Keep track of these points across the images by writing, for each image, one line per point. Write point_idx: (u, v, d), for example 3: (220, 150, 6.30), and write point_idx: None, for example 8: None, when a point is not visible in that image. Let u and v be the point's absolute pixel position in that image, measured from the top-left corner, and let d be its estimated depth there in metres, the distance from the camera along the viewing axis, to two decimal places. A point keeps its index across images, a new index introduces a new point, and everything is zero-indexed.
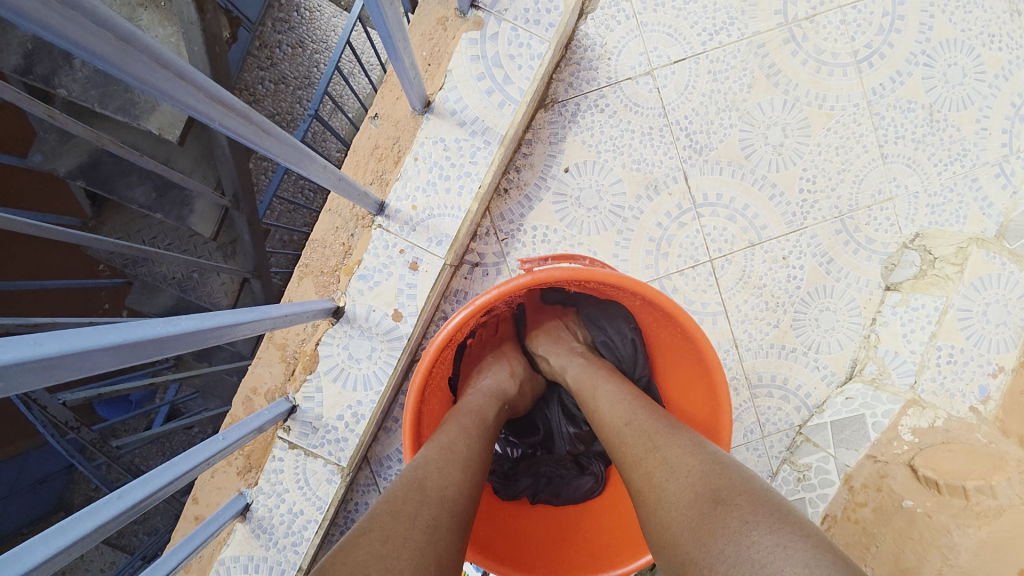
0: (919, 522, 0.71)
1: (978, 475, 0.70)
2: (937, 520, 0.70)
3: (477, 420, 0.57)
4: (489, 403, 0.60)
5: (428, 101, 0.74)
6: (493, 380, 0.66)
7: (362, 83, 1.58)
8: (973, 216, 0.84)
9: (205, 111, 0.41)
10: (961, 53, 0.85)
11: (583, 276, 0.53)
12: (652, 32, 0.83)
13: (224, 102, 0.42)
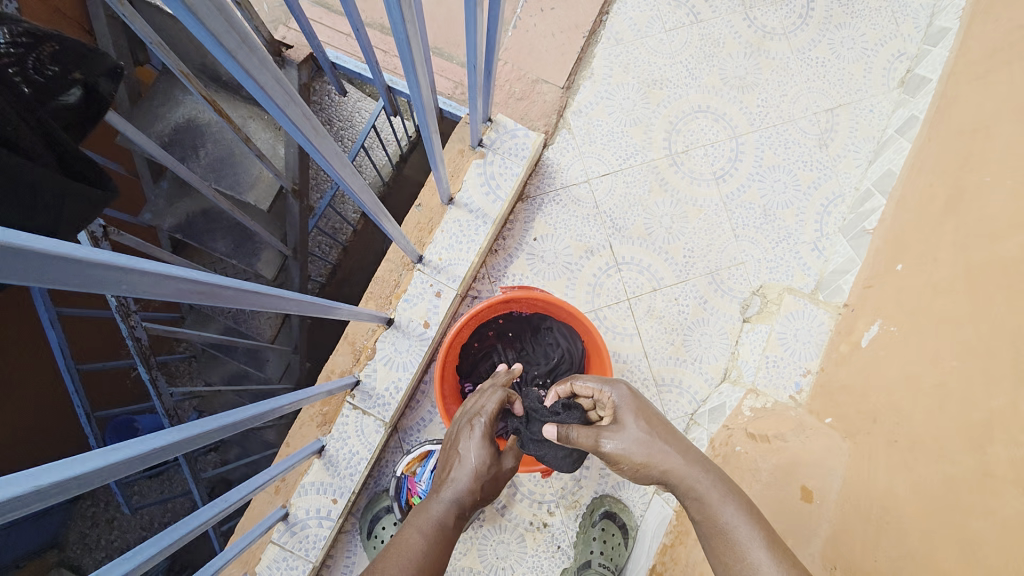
0: (738, 456, 1.12)
1: (776, 429, 1.11)
2: (750, 454, 1.10)
3: (432, 529, 0.77)
4: (444, 512, 0.80)
5: (453, 195, 1.22)
6: (457, 481, 0.84)
7: (379, 155, 2.07)
8: (797, 275, 1.33)
9: (299, 123, 0.56)
10: (784, 174, 1.36)
11: (527, 294, 1.08)
12: (588, 157, 1.35)
13: (312, 122, 0.57)
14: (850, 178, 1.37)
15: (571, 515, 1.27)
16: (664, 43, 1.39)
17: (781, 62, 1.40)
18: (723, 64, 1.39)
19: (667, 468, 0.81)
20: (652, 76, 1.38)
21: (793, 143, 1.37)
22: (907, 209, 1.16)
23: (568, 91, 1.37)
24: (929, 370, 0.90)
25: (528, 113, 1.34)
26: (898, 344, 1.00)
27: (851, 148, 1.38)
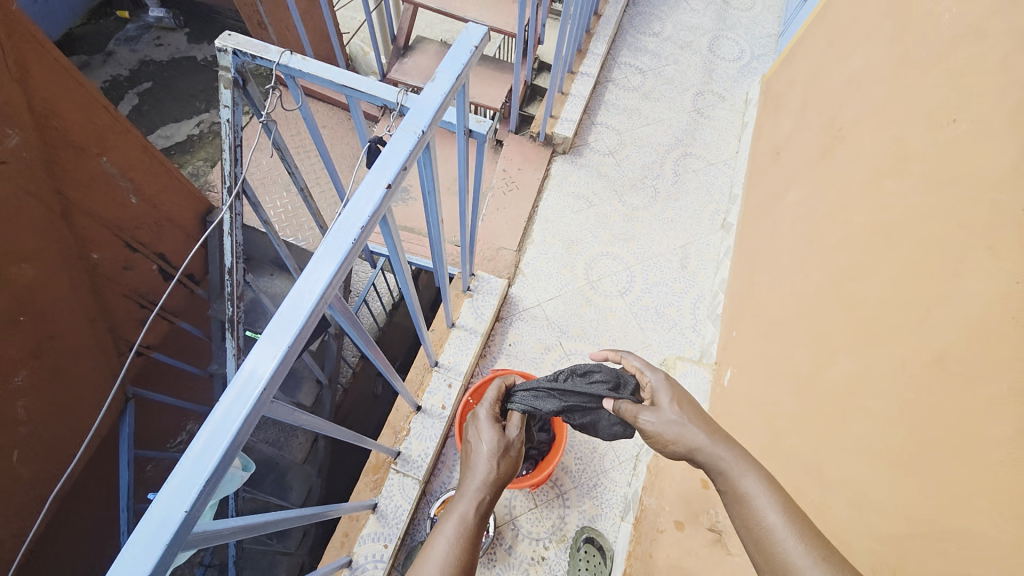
0: (658, 467, 1.63)
1: None
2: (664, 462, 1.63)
3: (465, 512, 1.02)
4: (471, 501, 1.04)
5: (454, 320, 1.88)
6: (478, 471, 1.11)
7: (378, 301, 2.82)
8: (686, 348, 2.01)
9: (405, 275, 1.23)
10: (663, 287, 2.14)
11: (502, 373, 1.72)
12: (538, 290, 2.10)
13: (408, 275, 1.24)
14: (706, 284, 2.15)
15: (561, 548, 1.65)
16: (574, 219, 2.27)
17: (646, 222, 2.28)
18: (611, 227, 2.26)
19: (692, 444, 1.02)
20: (571, 239, 2.22)
21: (665, 268, 2.18)
22: (737, 299, 1.90)
23: (519, 253, 2.18)
24: (757, 387, 1.51)
25: (496, 268, 2.12)
26: (744, 378, 1.62)
27: (702, 266, 2.19)
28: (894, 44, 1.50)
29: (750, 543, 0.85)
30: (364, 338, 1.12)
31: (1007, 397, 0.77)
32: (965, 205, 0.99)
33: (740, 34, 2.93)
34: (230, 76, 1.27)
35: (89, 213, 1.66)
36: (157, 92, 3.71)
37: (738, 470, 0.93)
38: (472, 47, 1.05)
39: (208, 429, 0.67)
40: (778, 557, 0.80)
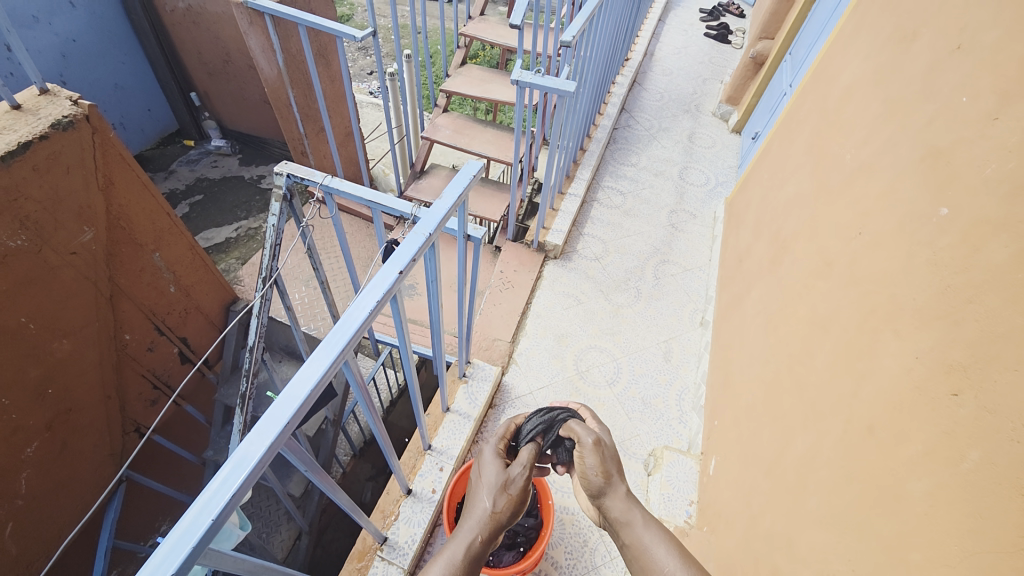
0: None
1: None
2: None
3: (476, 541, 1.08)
4: (483, 534, 1.09)
5: (449, 405, 1.98)
6: (493, 509, 1.13)
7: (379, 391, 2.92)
8: (674, 439, 2.07)
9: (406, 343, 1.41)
10: (649, 378, 2.26)
11: None
12: (530, 379, 2.23)
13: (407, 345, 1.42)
14: (689, 376, 2.28)
15: None
16: (564, 315, 2.49)
17: (631, 319, 2.49)
18: (599, 322, 2.46)
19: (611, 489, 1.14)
20: (561, 332, 2.41)
21: (650, 360, 2.33)
22: (717, 389, 2.02)
23: (513, 344, 2.35)
24: (737, 472, 1.56)
25: (491, 357, 2.28)
26: (726, 465, 1.67)
27: (684, 359, 2.34)
28: (816, 176, 1.85)
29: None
30: (365, 403, 1.25)
31: (924, 456, 0.88)
32: (874, 298, 1.20)
33: (705, 165, 3.46)
34: (281, 193, 1.58)
35: (130, 297, 1.87)
36: (204, 203, 4.23)
37: (639, 525, 1.08)
38: (473, 173, 1.35)
39: (202, 500, 0.71)
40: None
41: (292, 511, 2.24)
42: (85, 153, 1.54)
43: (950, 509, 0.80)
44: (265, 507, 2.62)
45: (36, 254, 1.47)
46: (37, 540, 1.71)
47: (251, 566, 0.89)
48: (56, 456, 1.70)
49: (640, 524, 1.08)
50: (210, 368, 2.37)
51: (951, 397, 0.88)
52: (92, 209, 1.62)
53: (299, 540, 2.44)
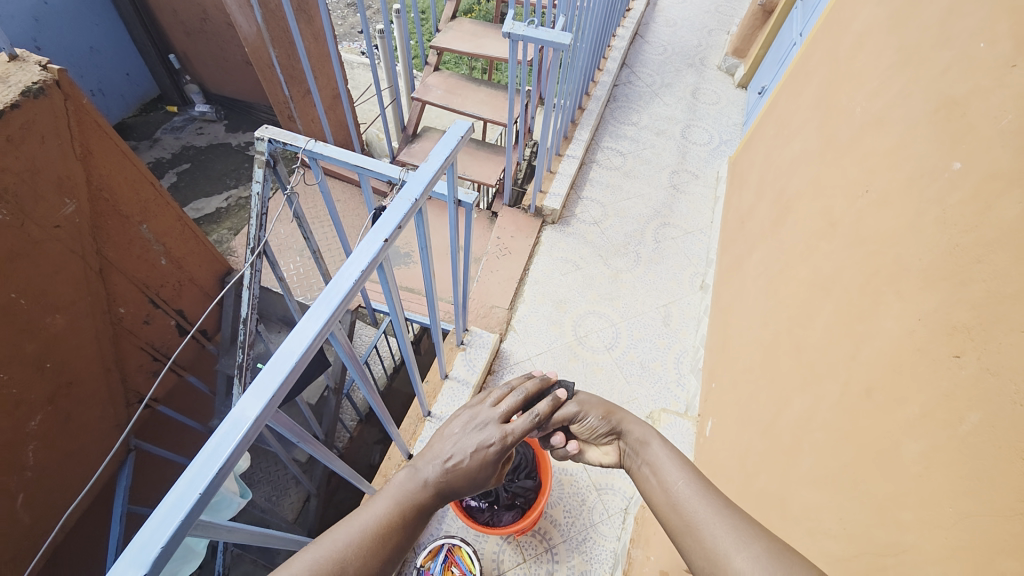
0: (645, 517, 1.69)
1: None
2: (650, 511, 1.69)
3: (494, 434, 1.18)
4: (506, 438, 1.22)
5: (447, 371, 1.99)
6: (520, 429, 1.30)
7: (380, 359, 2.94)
8: (672, 402, 2.09)
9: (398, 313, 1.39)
10: (647, 342, 2.26)
11: None
12: (528, 345, 2.23)
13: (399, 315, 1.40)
14: (688, 340, 2.27)
15: None
16: (562, 281, 2.46)
17: (630, 284, 2.46)
18: (598, 288, 2.44)
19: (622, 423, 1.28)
20: (559, 298, 2.39)
21: (649, 325, 2.32)
22: (715, 353, 2.02)
23: (511, 311, 2.34)
24: (733, 434, 1.58)
25: (489, 324, 2.27)
26: (723, 427, 1.68)
27: (683, 323, 2.33)
28: (822, 132, 1.77)
29: (666, 513, 0.96)
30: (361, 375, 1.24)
31: (921, 418, 0.87)
32: (876, 260, 1.17)
33: (709, 123, 3.33)
34: (264, 159, 1.52)
35: (120, 271, 1.84)
36: (192, 172, 4.14)
37: (652, 443, 1.16)
38: (461, 134, 1.29)
39: (193, 468, 0.70)
40: (687, 507, 0.93)
41: (299, 476, 2.30)
42: (59, 121, 1.47)
43: (945, 471, 0.79)
44: (274, 472, 2.70)
45: (18, 229, 1.43)
46: (51, 509, 1.76)
47: (245, 533, 0.90)
48: (59, 428, 1.71)
49: (654, 443, 1.16)
50: (209, 340, 2.38)
51: (952, 359, 0.86)
52: (71, 180, 1.57)
53: (308, 502, 2.52)
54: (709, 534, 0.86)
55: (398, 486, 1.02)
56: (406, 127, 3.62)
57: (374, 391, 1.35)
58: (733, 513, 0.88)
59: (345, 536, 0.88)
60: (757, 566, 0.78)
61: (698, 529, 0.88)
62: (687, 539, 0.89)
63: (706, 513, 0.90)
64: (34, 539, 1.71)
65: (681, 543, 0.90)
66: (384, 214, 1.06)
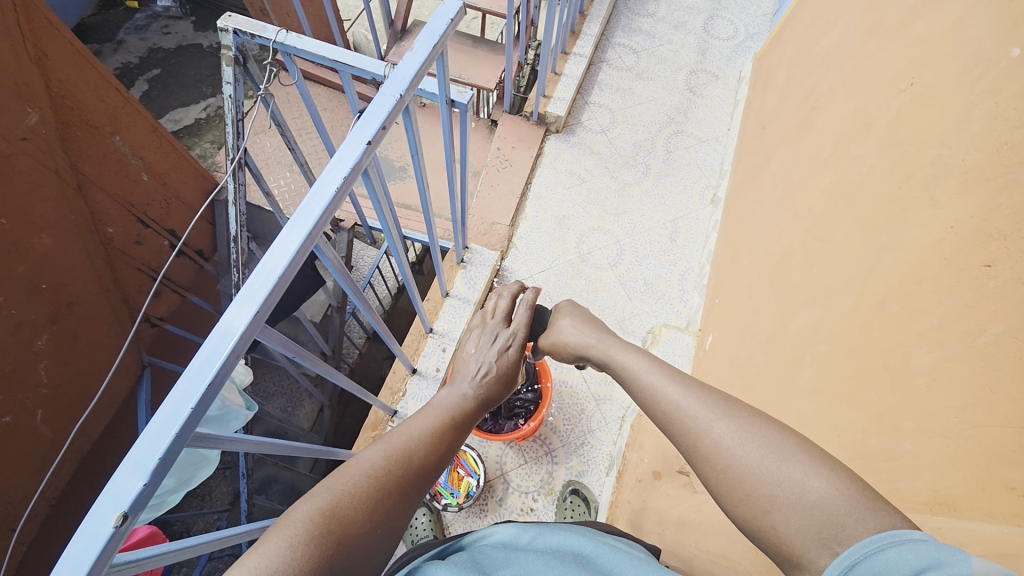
0: (641, 424, 1.77)
1: None
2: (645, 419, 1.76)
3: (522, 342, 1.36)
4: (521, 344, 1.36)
5: (448, 290, 1.97)
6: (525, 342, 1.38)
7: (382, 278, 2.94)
8: (674, 318, 2.09)
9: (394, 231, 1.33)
10: (652, 260, 2.20)
11: None
12: (529, 262, 2.19)
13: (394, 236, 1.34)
14: (694, 256, 2.21)
15: (549, 500, 1.75)
16: (566, 196, 2.34)
17: (637, 198, 2.34)
18: (603, 203, 2.32)
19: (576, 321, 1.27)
20: (563, 214, 2.29)
21: (655, 241, 2.24)
22: (721, 268, 1.97)
23: (512, 228, 2.26)
24: (733, 347, 1.59)
25: (489, 242, 2.20)
26: (724, 340, 1.69)
27: (690, 239, 2.24)
28: (867, 16, 1.54)
29: (654, 407, 0.92)
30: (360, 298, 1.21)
31: (938, 329, 0.83)
32: (911, 163, 1.06)
33: (735, 12, 2.95)
34: (231, 54, 1.36)
35: (102, 188, 1.75)
36: (164, 78, 3.82)
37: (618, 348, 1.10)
38: (448, 19, 1.12)
39: (184, 382, 0.68)
40: (659, 394, 0.92)
41: (310, 389, 2.39)
42: (3, 16, 1.31)
43: (955, 382, 0.77)
44: (288, 384, 2.84)
45: None
46: (71, 421, 1.86)
47: (253, 444, 0.92)
48: (68, 347, 1.75)
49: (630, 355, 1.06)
50: (207, 261, 2.35)
51: (981, 269, 0.80)
52: (30, 87, 1.42)
53: (323, 412, 2.67)
54: (679, 400, 0.88)
55: (445, 399, 1.05)
56: (393, 22, 3.25)
57: (377, 315, 1.33)
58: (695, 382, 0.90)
59: (407, 426, 0.92)
60: (732, 435, 0.79)
61: (669, 408, 0.88)
62: (659, 413, 0.90)
63: (673, 386, 0.91)
64: (59, 449, 1.81)
65: (658, 418, 0.90)
66: (365, 113, 0.94)
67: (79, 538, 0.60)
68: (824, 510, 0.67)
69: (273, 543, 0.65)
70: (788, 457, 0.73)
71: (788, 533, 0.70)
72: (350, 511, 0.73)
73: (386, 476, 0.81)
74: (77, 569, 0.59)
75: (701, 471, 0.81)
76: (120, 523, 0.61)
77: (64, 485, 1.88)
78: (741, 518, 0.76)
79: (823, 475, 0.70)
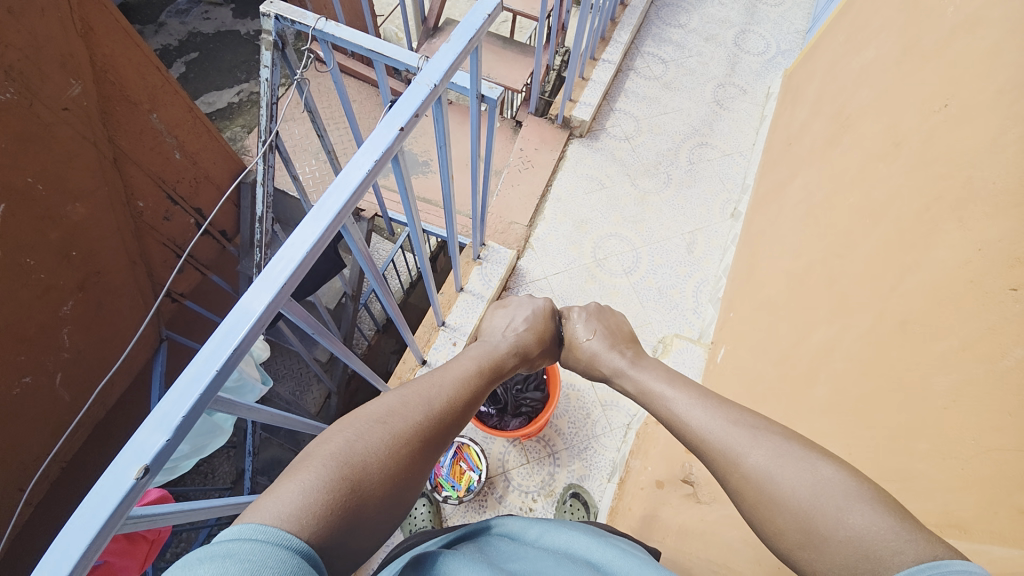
0: (646, 432, 1.76)
1: None
2: (650, 427, 1.76)
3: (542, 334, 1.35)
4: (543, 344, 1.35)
5: (463, 285, 1.98)
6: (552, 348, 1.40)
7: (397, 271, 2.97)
8: (686, 329, 2.07)
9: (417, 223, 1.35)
10: (668, 269, 2.19)
11: None
12: (544, 264, 2.19)
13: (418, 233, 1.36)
14: (711, 269, 2.19)
15: (549, 501, 1.75)
16: (585, 200, 2.34)
17: (656, 207, 2.33)
18: (622, 210, 2.32)
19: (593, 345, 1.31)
20: (581, 218, 2.30)
21: (672, 251, 2.23)
22: (737, 283, 1.97)
23: (530, 228, 2.27)
24: (745, 361, 1.58)
25: (506, 241, 2.21)
26: (736, 354, 1.68)
27: (708, 251, 2.23)
28: (903, 36, 1.53)
29: (675, 422, 0.98)
30: (382, 287, 1.24)
31: (959, 351, 0.82)
32: (940, 184, 1.05)
33: (767, 28, 2.93)
34: (272, 39, 1.39)
35: (135, 162, 1.81)
36: (201, 62, 3.92)
37: (654, 381, 1.12)
38: (485, 16, 1.14)
39: (209, 346, 0.70)
40: (688, 418, 0.96)
41: (321, 374, 2.42)
42: None
43: (974, 405, 0.76)
44: (298, 369, 2.89)
45: (26, 110, 1.38)
46: (88, 387, 1.91)
47: (268, 415, 0.94)
48: (91, 316, 1.80)
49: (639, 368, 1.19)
50: (229, 241, 2.41)
51: (1007, 293, 0.79)
52: (75, 60, 1.48)
53: (330, 399, 2.71)
54: (714, 429, 0.90)
55: (463, 374, 1.05)
56: (426, 20, 3.30)
57: (395, 307, 1.36)
58: (729, 410, 0.93)
59: (421, 393, 0.93)
60: (767, 464, 0.81)
61: (707, 436, 0.90)
62: (693, 437, 0.93)
63: (711, 410, 0.94)
64: (73, 414, 1.86)
65: (684, 435, 0.95)
66: (399, 100, 0.97)
67: (101, 488, 0.62)
68: (862, 544, 0.66)
69: (290, 487, 0.65)
70: (826, 491, 0.73)
71: (822, 564, 0.71)
72: (374, 470, 0.74)
73: (399, 438, 0.81)
74: (96, 519, 0.61)
75: (740, 499, 0.82)
76: (141, 476, 0.63)
77: (76, 450, 1.93)
78: (781, 548, 0.76)
79: (858, 509, 0.69)
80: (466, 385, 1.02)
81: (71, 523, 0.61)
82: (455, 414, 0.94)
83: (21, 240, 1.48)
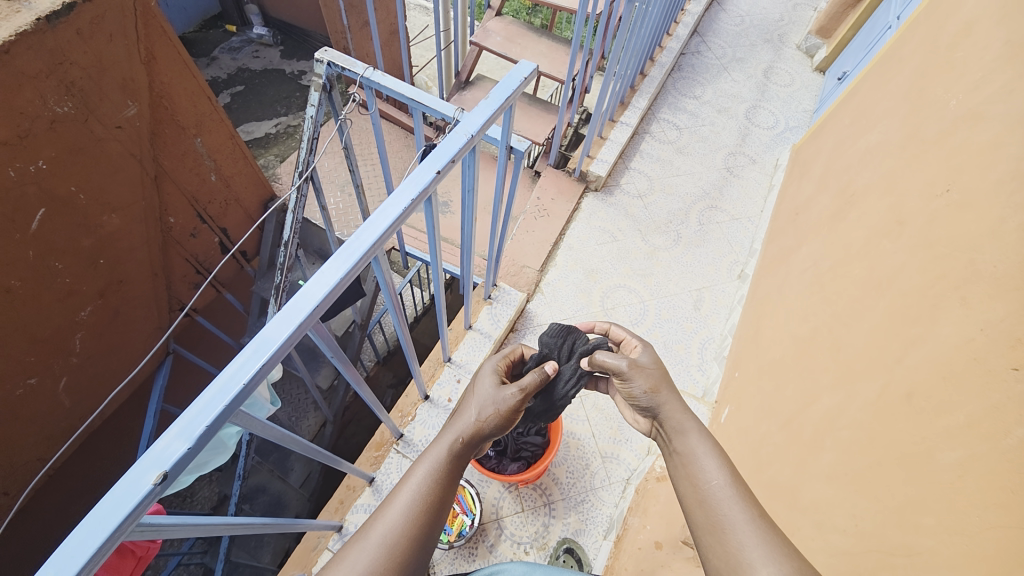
0: (646, 489, 1.74)
1: None
2: (649, 483, 1.74)
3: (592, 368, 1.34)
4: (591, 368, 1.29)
5: (472, 323, 2.01)
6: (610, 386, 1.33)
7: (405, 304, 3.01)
8: (690, 386, 2.06)
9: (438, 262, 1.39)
10: (674, 324, 2.21)
11: None
12: (551, 309, 2.23)
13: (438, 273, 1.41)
14: (717, 327, 2.21)
15: (541, 554, 1.68)
16: (596, 251, 2.41)
17: (665, 263, 2.40)
18: (632, 262, 2.38)
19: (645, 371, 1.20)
20: (591, 267, 2.36)
21: (679, 307, 2.26)
22: (743, 343, 1.99)
23: (542, 273, 2.33)
24: (749, 422, 1.58)
25: (518, 283, 2.26)
26: (740, 414, 1.67)
27: (715, 310, 2.26)
28: (905, 124, 1.64)
29: (684, 485, 1.01)
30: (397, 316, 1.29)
31: (965, 427, 0.83)
32: (943, 264, 1.09)
33: (777, 105, 3.12)
34: (321, 82, 1.51)
35: (173, 181, 1.91)
36: (245, 94, 4.18)
37: (692, 436, 1.07)
38: (521, 79, 1.24)
39: (239, 360, 0.73)
40: (726, 537, 0.89)
41: (319, 401, 2.39)
42: (127, 21, 1.49)
43: (981, 482, 0.76)
44: (296, 395, 2.88)
45: (82, 124, 1.47)
46: (91, 395, 1.91)
47: (278, 435, 0.95)
48: (105, 323, 1.83)
49: (665, 392, 1.14)
50: (248, 262, 2.49)
51: (1010, 372, 0.80)
52: (134, 83, 1.59)
53: (325, 430, 2.67)
54: (748, 555, 0.84)
55: (436, 456, 1.03)
56: (458, 74, 3.55)
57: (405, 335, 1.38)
58: (768, 532, 0.87)
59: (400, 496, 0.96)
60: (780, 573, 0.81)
61: (739, 559, 0.85)
62: (709, 540, 0.91)
63: (753, 526, 0.88)
64: (71, 419, 1.85)
65: (701, 538, 0.93)
66: (436, 149, 1.04)
67: (117, 493, 0.63)
68: None
69: None
70: None
71: None
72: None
73: (385, 551, 0.88)
74: (110, 524, 0.62)
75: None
76: (158, 483, 0.64)
77: (64, 458, 1.91)
78: None
79: None
80: (439, 472, 1.01)
81: (74, 534, 0.61)
82: (424, 528, 0.94)
83: (54, 244, 1.54)
